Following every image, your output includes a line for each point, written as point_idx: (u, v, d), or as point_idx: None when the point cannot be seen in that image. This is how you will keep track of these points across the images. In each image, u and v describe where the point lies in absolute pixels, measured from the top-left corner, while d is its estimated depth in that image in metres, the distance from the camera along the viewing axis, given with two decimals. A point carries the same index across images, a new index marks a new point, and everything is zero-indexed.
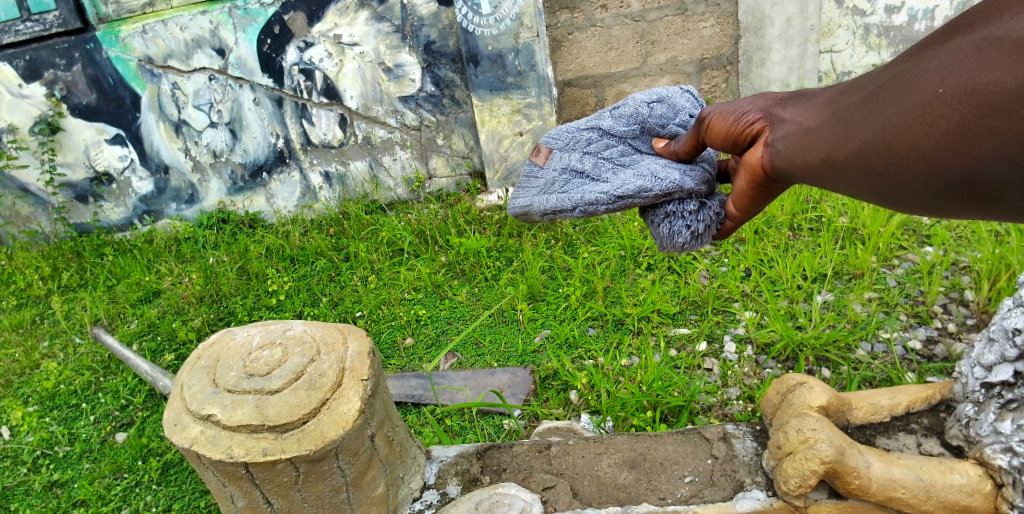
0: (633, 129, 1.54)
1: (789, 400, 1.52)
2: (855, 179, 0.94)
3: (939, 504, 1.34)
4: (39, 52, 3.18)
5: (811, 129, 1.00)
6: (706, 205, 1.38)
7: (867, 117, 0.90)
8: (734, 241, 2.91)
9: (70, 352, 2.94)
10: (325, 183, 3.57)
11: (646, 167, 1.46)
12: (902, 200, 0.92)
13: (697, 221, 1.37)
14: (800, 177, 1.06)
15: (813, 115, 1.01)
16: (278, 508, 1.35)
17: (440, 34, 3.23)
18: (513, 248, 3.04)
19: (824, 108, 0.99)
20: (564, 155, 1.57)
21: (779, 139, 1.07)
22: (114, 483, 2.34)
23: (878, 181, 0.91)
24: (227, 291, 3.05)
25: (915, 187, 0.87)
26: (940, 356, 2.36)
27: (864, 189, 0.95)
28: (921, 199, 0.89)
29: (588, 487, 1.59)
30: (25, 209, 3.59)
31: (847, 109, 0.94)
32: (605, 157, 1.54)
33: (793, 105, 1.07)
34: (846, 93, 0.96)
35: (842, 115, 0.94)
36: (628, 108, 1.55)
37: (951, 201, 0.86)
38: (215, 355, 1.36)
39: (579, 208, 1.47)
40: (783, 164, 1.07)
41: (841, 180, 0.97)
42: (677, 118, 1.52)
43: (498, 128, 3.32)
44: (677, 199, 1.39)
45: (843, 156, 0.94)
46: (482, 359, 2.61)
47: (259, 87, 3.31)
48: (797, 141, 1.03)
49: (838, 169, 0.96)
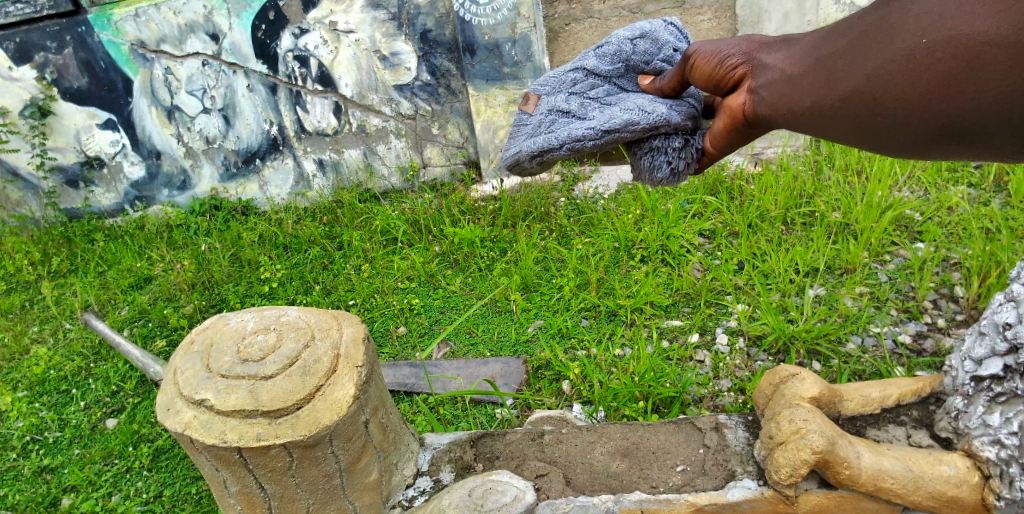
0: (617, 68, 1.51)
1: (781, 391, 1.53)
2: (839, 127, 0.94)
3: (927, 494, 1.36)
4: (30, 34, 3.14)
5: (795, 77, 0.99)
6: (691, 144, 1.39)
7: (848, 65, 0.89)
8: (727, 235, 2.93)
9: (61, 337, 2.93)
10: (318, 170, 3.55)
11: (633, 101, 1.44)
12: (884, 148, 0.93)
13: (679, 158, 1.40)
14: (783, 125, 1.05)
15: (795, 62, 1.00)
16: (271, 494, 1.35)
17: (437, 23, 3.21)
18: (507, 238, 3.04)
19: (807, 55, 0.98)
20: (551, 98, 1.55)
21: (763, 87, 1.07)
22: (105, 469, 2.33)
23: (861, 130, 0.92)
24: (220, 278, 3.05)
25: (898, 134, 0.88)
26: (930, 350, 2.38)
27: (846, 136, 0.95)
28: (903, 144, 0.90)
29: (581, 475, 1.60)
30: (16, 194, 3.56)
31: (829, 57, 0.93)
32: (591, 98, 1.51)
33: (776, 50, 1.06)
34: (827, 39, 0.95)
35: (823, 63, 0.94)
36: (612, 46, 1.51)
37: (931, 147, 0.88)
38: (208, 340, 1.35)
39: (566, 145, 1.45)
40: (766, 112, 1.07)
41: (823, 127, 0.97)
42: (661, 54, 1.49)
43: (493, 119, 3.32)
44: (660, 132, 1.39)
45: (828, 105, 0.93)
46: (476, 348, 2.61)
47: (253, 73, 3.28)
48: (781, 89, 1.02)
49: (820, 117, 0.96)
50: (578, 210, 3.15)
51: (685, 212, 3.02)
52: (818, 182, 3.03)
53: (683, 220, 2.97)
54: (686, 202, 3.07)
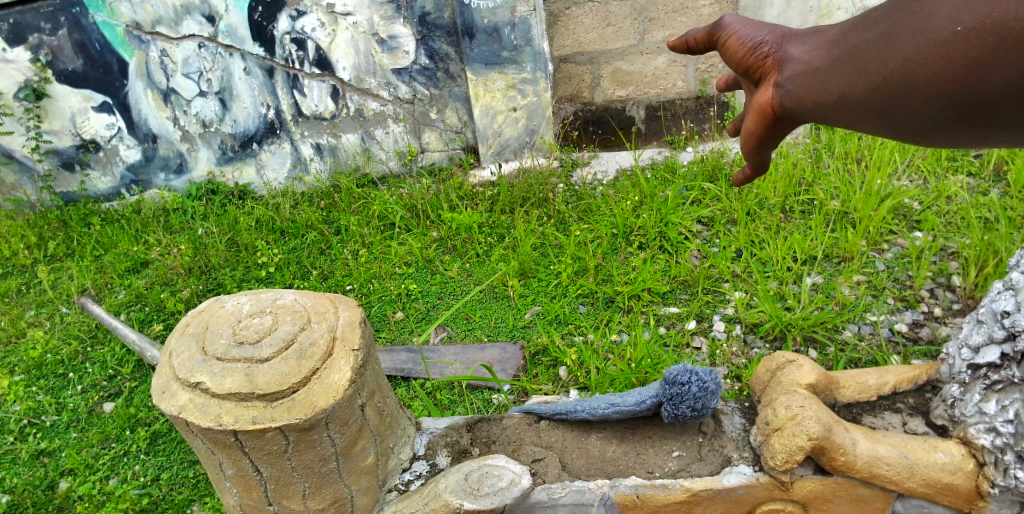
0: None
1: (778, 377, 1.53)
2: (869, 117, 0.95)
3: (922, 481, 1.38)
4: (24, 15, 3.10)
5: (822, 69, 1.00)
6: (705, 381, 1.52)
7: (880, 55, 0.90)
8: (726, 222, 2.92)
9: (57, 321, 2.92)
10: (316, 155, 3.53)
11: None
12: (912, 134, 0.93)
13: None
14: (808, 117, 1.06)
15: (821, 54, 1.01)
16: (267, 477, 1.35)
17: (435, 6, 3.15)
18: (505, 224, 3.03)
19: (835, 46, 0.99)
20: None
21: (788, 80, 1.06)
22: (102, 452, 2.34)
23: (892, 118, 0.92)
24: (216, 263, 3.04)
25: (928, 120, 0.88)
26: (926, 338, 2.38)
27: (875, 125, 0.96)
28: (933, 131, 0.90)
29: (577, 460, 1.62)
30: (11, 177, 3.53)
31: (859, 47, 0.93)
32: None
33: (800, 42, 1.07)
34: (856, 30, 0.95)
35: (853, 54, 0.94)
36: None
37: (968, 131, 0.87)
38: (204, 322, 1.35)
39: (588, 409, 1.65)
40: (793, 105, 1.07)
41: (852, 117, 0.98)
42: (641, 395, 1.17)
43: (492, 104, 3.30)
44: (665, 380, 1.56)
45: (858, 95, 0.94)
46: (472, 333, 2.62)
47: (250, 56, 3.24)
48: (807, 81, 1.03)
49: (853, 107, 0.97)
50: (576, 197, 3.15)
51: (683, 199, 3.01)
52: (817, 170, 3.02)
53: (681, 207, 2.97)
54: (685, 189, 3.07)
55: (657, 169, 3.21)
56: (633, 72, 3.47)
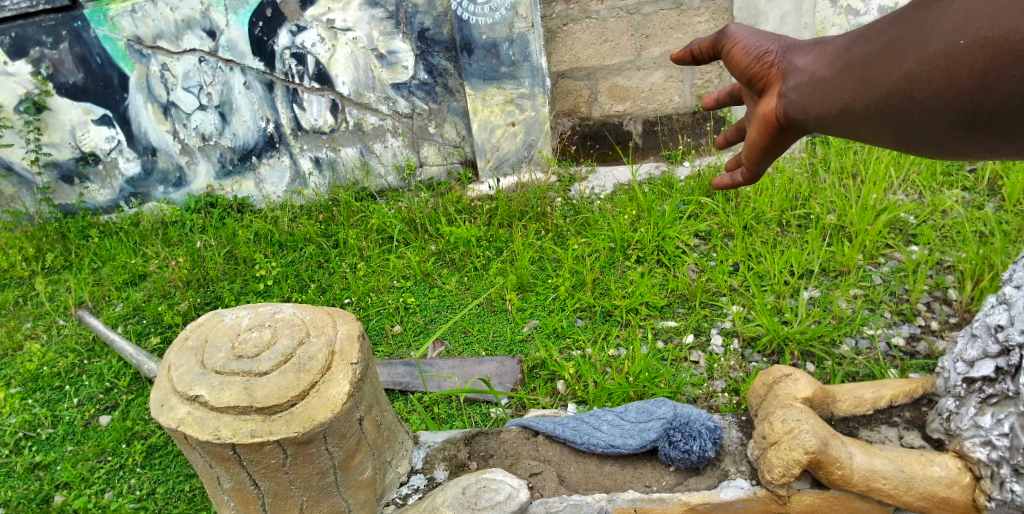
0: None
1: (774, 391, 1.54)
2: (873, 127, 0.97)
3: (918, 494, 1.38)
4: (26, 29, 3.13)
5: (826, 79, 1.02)
6: (705, 448, 1.53)
7: (885, 66, 0.91)
8: (722, 236, 2.93)
9: (54, 333, 2.92)
10: (315, 168, 3.54)
11: None
12: (917, 146, 0.94)
13: None
14: (811, 127, 1.08)
15: (826, 64, 1.03)
16: (265, 491, 1.35)
17: (434, 22, 3.19)
18: (503, 238, 3.04)
19: (839, 57, 1.00)
20: None
21: (792, 90, 1.09)
22: (98, 466, 2.32)
23: (897, 128, 0.94)
24: (215, 276, 3.04)
25: (933, 132, 0.89)
26: (923, 352, 2.39)
27: (879, 135, 0.98)
28: (938, 142, 0.91)
29: (575, 473, 1.63)
30: (10, 189, 3.54)
31: (864, 58, 0.95)
32: None
33: (805, 53, 1.09)
34: (861, 40, 0.97)
35: (858, 65, 0.96)
36: None
37: (972, 142, 0.88)
38: (203, 335, 1.35)
39: (587, 444, 1.65)
40: (797, 114, 1.09)
41: (856, 127, 1.00)
42: None
43: (490, 118, 3.32)
44: (668, 437, 1.57)
45: (862, 106, 0.96)
46: (470, 347, 2.62)
47: (250, 70, 3.27)
48: (811, 91, 1.05)
49: (858, 117, 0.98)
50: (574, 210, 3.17)
51: (681, 212, 3.03)
52: (813, 185, 3.04)
53: (679, 220, 2.99)
54: (683, 204, 3.09)
55: (654, 184, 3.23)
56: (631, 88, 3.51)
